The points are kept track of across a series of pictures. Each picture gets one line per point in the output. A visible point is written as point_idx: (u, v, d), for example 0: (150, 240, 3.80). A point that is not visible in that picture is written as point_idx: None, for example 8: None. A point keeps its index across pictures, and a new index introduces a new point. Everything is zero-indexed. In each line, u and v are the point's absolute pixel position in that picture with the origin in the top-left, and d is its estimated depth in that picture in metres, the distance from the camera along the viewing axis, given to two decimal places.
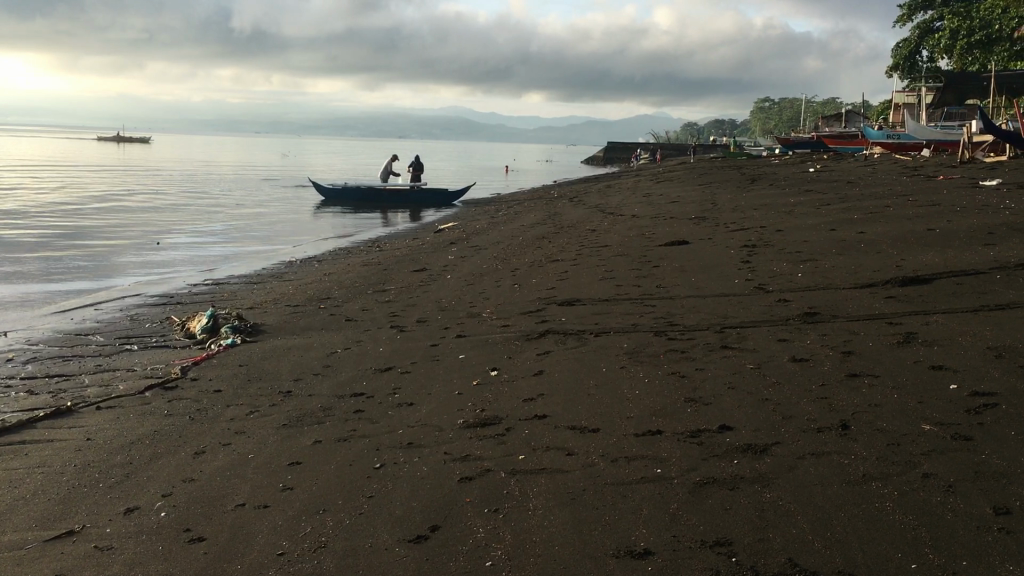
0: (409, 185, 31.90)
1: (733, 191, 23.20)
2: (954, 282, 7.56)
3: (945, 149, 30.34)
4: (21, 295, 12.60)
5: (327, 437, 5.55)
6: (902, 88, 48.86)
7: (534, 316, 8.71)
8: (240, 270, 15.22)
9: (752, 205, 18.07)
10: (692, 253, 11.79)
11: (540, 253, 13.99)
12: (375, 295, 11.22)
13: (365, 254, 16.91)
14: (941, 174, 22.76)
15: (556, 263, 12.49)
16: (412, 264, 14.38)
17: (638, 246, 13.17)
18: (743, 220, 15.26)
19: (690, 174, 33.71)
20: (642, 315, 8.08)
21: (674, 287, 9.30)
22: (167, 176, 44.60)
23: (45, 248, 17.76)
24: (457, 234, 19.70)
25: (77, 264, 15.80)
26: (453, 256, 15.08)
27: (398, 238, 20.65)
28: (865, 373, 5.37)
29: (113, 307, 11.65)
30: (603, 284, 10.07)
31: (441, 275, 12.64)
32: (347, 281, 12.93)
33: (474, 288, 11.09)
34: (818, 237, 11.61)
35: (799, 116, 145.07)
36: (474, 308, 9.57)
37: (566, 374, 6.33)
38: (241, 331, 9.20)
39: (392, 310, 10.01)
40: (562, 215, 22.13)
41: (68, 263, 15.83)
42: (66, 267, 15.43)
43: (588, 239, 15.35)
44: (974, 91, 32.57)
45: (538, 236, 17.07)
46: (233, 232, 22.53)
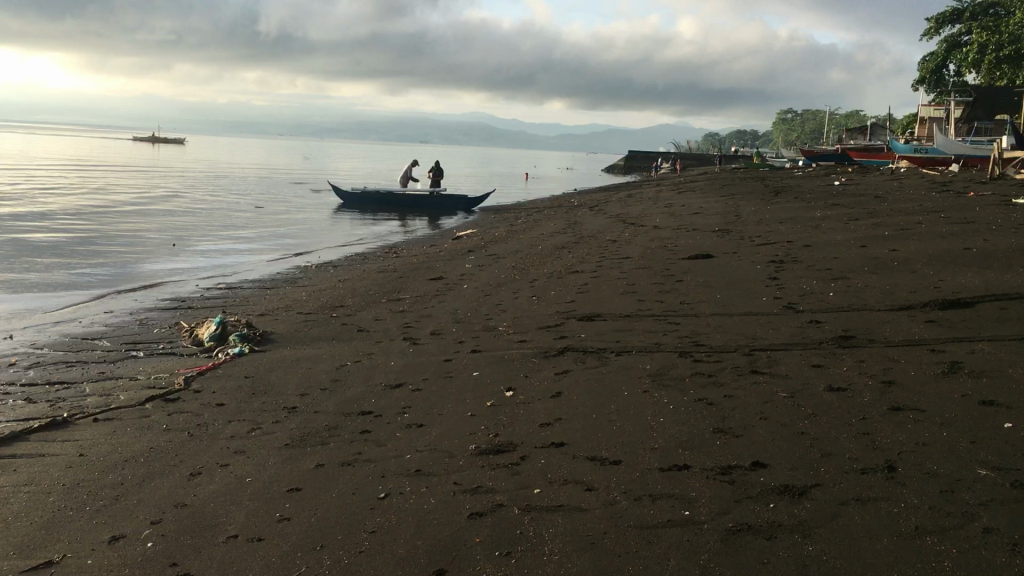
0: (429, 190, 31.62)
1: (757, 203, 22.74)
2: (997, 307, 7.15)
3: (974, 164, 29.71)
4: (31, 297, 12.35)
5: (330, 462, 5.22)
6: (929, 102, 48.16)
7: (553, 331, 8.35)
8: (254, 275, 14.94)
9: (777, 219, 17.63)
10: (718, 268, 11.40)
11: (560, 264, 13.62)
12: (389, 305, 10.89)
13: (382, 261, 16.60)
14: (972, 190, 22.22)
15: (577, 275, 12.12)
16: (428, 272, 14.06)
17: (661, 259, 12.78)
18: (770, 234, 14.84)
19: (713, 185, 33.25)
20: (666, 333, 7.71)
21: (700, 304, 8.92)
22: (187, 177, 44.53)
23: (59, 250, 17.56)
24: (475, 241, 19.37)
25: (89, 267, 15.58)
26: (471, 264, 14.73)
27: (415, 244, 20.35)
28: (909, 406, 4.99)
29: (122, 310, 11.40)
30: (624, 298, 9.70)
31: (457, 285, 12.31)
32: (362, 289, 12.61)
33: (491, 299, 10.74)
34: (848, 255, 11.18)
35: (822, 128, 144.01)
36: (490, 321, 9.23)
37: (586, 397, 5.98)
38: (249, 340, 8.88)
39: (406, 321, 9.68)
40: (583, 224, 21.75)
41: (80, 266, 15.61)
42: (78, 270, 15.19)
43: (609, 249, 14.97)
44: (1004, 105, 31.94)
45: (559, 246, 16.71)
46: (250, 236, 22.32)
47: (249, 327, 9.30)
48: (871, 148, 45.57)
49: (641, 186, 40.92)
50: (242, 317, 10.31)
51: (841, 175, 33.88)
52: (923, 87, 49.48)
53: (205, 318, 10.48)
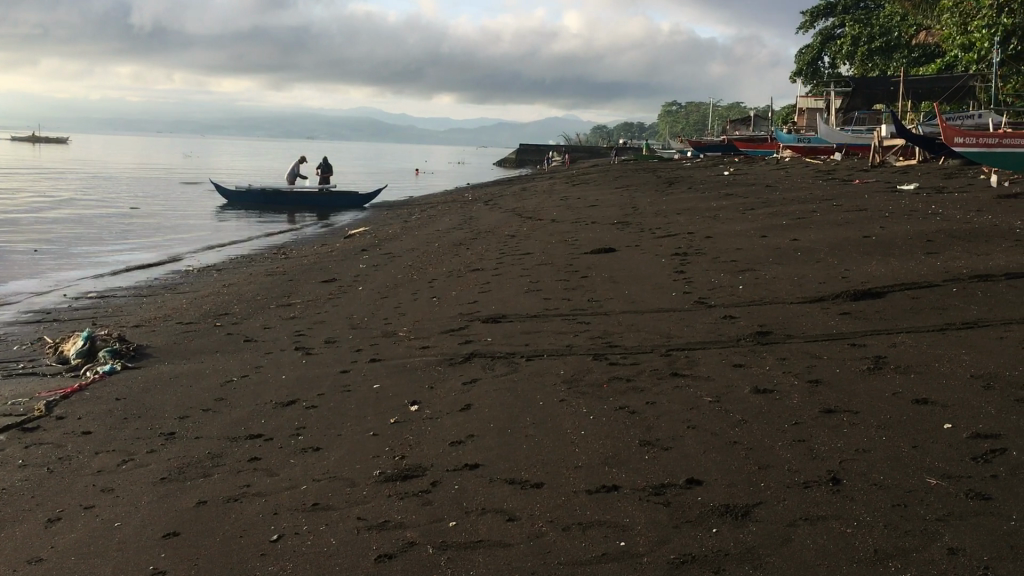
0: (318, 187, 30.64)
1: (651, 195, 22.73)
2: (909, 296, 7.02)
3: (855, 153, 30.58)
4: None
5: (214, 498, 4.63)
6: (806, 93, 49.62)
7: (456, 336, 7.87)
8: (130, 281, 13.94)
9: (673, 210, 17.54)
10: (621, 262, 11.13)
11: (458, 262, 13.13)
12: (279, 311, 10.21)
13: (270, 262, 15.79)
14: (856, 178, 22.75)
15: (477, 273, 11.68)
16: (320, 274, 13.38)
17: (562, 255, 12.44)
18: (668, 226, 14.72)
19: (606, 177, 33.27)
20: (576, 334, 7.33)
21: (608, 301, 8.59)
22: (58, 179, 42.04)
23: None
24: (368, 240, 18.69)
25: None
26: (365, 264, 14.10)
27: (305, 244, 19.51)
28: (841, 407, 4.71)
29: None
30: (528, 298, 9.29)
31: (351, 287, 11.68)
32: (249, 294, 11.85)
33: (388, 301, 10.18)
34: (750, 246, 11.07)
35: (705, 120, 147.62)
36: (389, 325, 8.68)
37: (497, 409, 5.53)
38: (121, 356, 8.10)
39: (298, 328, 9.04)
40: (478, 220, 21.32)
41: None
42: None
43: (508, 245, 14.59)
44: (879, 96, 33.00)
45: (455, 243, 16.21)
46: (127, 240, 21.02)
47: (121, 341, 8.50)
48: (755, 138, 46.63)
49: (534, 179, 40.74)
50: (116, 331, 9.47)
51: (729, 166, 34.45)
52: (801, 80, 50.91)
53: (73, 332, 9.58)
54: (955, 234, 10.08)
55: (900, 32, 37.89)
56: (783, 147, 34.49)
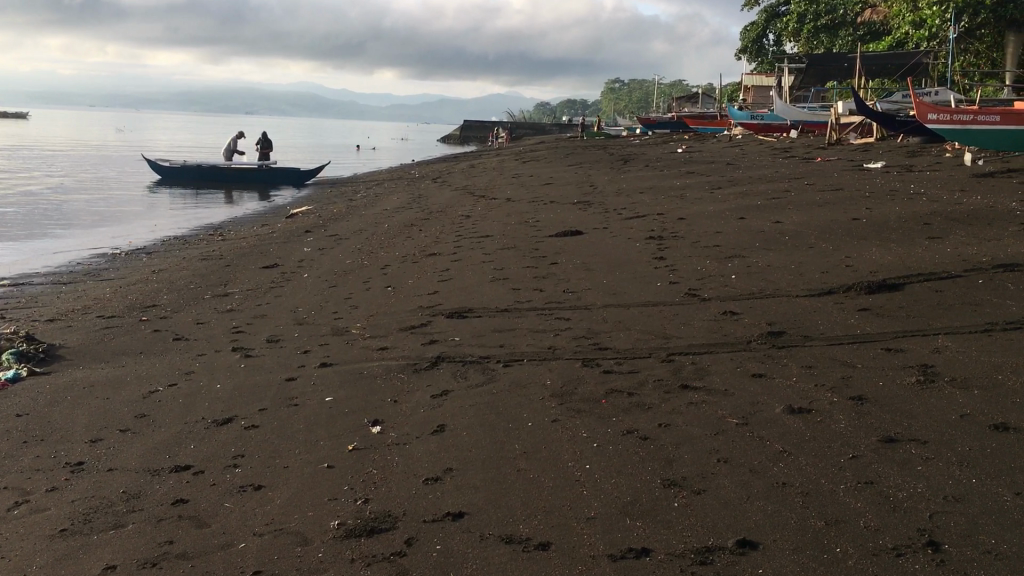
0: (258, 163, 29.18)
1: (609, 172, 21.88)
2: (931, 289, 6.26)
3: (810, 131, 30.12)
4: None
5: (127, 561, 3.62)
6: (752, 70, 49.22)
7: (419, 335, 6.89)
8: (49, 267, 12.61)
9: (635, 189, 16.70)
10: (592, 246, 10.25)
11: (412, 246, 12.12)
12: (215, 302, 9.10)
13: (206, 245, 14.57)
14: (817, 155, 22.19)
15: (434, 259, 10.70)
16: (261, 258, 12.25)
17: (525, 238, 11.51)
18: (634, 206, 13.87)
19: (558, 153, 32.38)
20: (557, 333, 6.42)
21: (585, 293, 7.69)
22: None
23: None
24: (312, 220, 17.51)
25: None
26: (310, 248, 12.98)
27: (244, 224, 18.23)
28: (903, 435, 3.88)
29: None
30: (495, 289, 8.36)
31: (296, 274, 10.60)
32: (181, 282, 10.68)
33: (337, 291, 9.14)
34: (730, 229, 10.27)
35: (649, 98, 147.47)
36: (342, 321, 7.67)
37: (480, 433, 4.60)
38: (26, 359, 6.94)
39: (236, 324, 7.97)
40: (428, 198, 20.22)
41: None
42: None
43: (464, 227, 13.63)
44: (831, 73, 32.56)
45: (406, 224, 15.17)
46: (51, 220, 19.49)
47: (28, 340, 7.33)
48: (704, 115, 46.14)
49: (483, 156, 39.57)
50: (25, 327, 8.27)
51: (681, 143, 33.80)
52: (746, 57, 50.49)
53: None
54: (950, 217, 9.40)
55: (846, 10, 37.46)
56: (736, 124, 33.93)
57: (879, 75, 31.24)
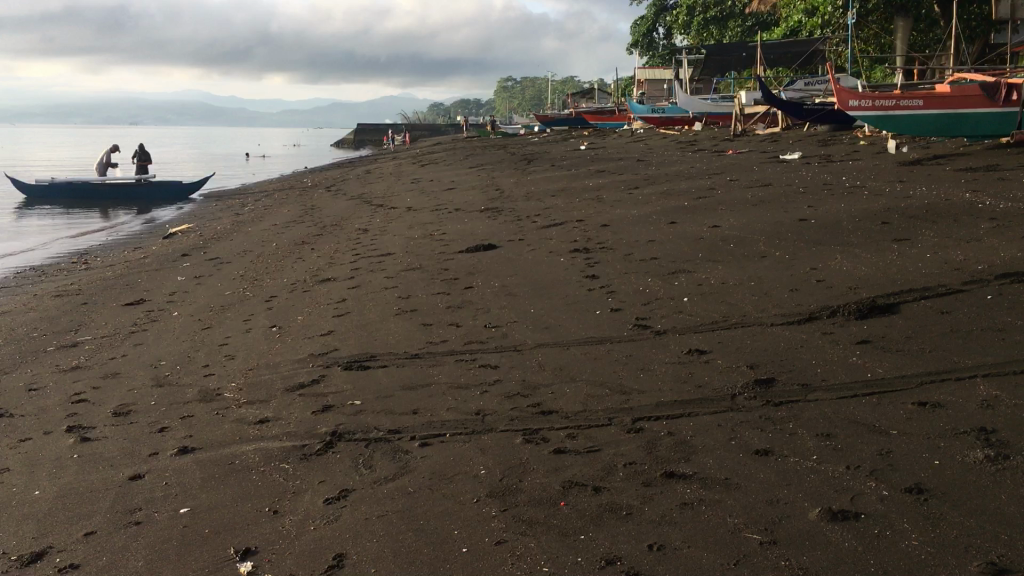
0: (134, 177, 26.93)
1: (514, 174, 20.67)
2: (934, 310, 5.18)
3: (714, 123, 29.55)
4: None
5: None
6: (645, 64, 48.85)
7: (309, 396, 5.45)
8: None
9: (546, 192, 15.49)
10: (511, 263, 8.96)
11: (302, 269, 10.59)
12: (56, 356, 7.42)
13: (65, 277, 12.70)
14: (727, 148, 21.47)
15: (328, 285, 9.22)
16: (126, 292, 10.51)
17: (432, 254, 10.14)
18: (549, 211, 12.63)
19: (457, 155, 31.02)
20: (485, 392, 5.07)
21: (512, 330, 6.37)
22: None
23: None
24: (191, 241, 15.71)
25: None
26: (185, 276, 11.28)
27: (115, 249, 16.31)
28: (1014, 562, 2.70)
29: None
30: (400, 325, 6.97)
31: (163, 312, 8.96)
32: (22, 328, 8.89)
33: (209, 335, 7.58)
34: (663, 237, 9.13)
35: (542, 96, 147.30)
36: (211, 378, 6.15)
37: (396, 571, 3.22)
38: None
39: (77, 387, 6.33)
40: (320, 210, 18.60)
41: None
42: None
43: (361, 243, 12.15)
44: (729, 63, 32.09)
45: (296, 241, 13.59)
46: None
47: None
48: (601, 110, 45.45)
49: (378, 160, 37.89)
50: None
51: (583, 139, 32.88)
52: (637, 51, 49.97)
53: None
54: (906, 214, 8.45)
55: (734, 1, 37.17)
56: (637, 118, 33.23)
57: (776, 64, 30.90)
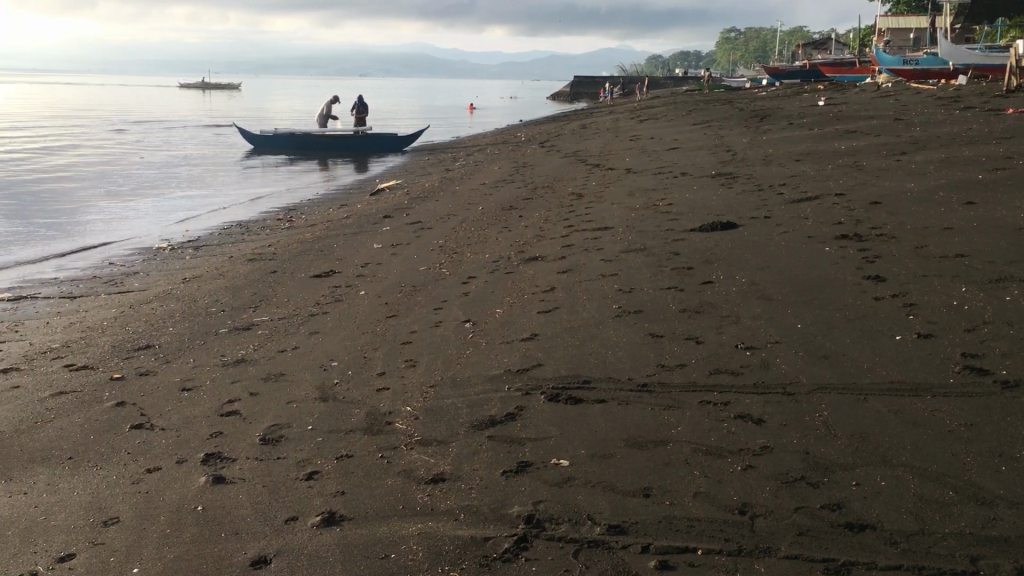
0: (353, 129, 26.84)
1: (746, 132, 18.50)
2: None
3: (980, 76, 25.73)
4: None
5: None
6: (891, 11, 44.26)
7: (502, 442, 4.08)
8: (76, 269, 10.30)
9: (789, 155, 13.44)
10: (756, 249, 7.24)
11: (509, 241, 9.31)
12: (225, 342, 6.44)
13: (268, 237, 12.09)
14: (1005, 105, 18.21)
15: (535, 266, 7.84)
16: (322, 259, 9.63)
17: (657, 232, 8.54)
18: (797, 180, 10.67)
19: (680, 109, 28.83)
20: (750, 469, 3.49)
21: (776, 355, 4.71)
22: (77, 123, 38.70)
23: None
24: (397, 200, 14.84)
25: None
26: (383, 243, 10.31)
27: (325, 205, 15.78)
28: None
29: None
30: (623, 334, 5.46)
31: (351, 289, 7.88)
32: (207, 299, 8.11)
33: (393, 327, 6.38)
34: (960, 223, 7.09)
35: (767, 49, 139.83)
36: (384, 397, 4.89)
37: None
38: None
39: (233, 393, 5.25)
40: (532, 168, 17.37)
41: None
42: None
43: (575, 211, 10.73)
44: (1001, 9, 27.91)
45: (505, 205, 12.37)
46: (118, 196, 17.44)
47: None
48: (840, 62, 41.51)
49: (594, 114, 36.19)
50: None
51: (822, 93, 29.77)
52: None
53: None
54: None
55: None
56: (884, 71, 29.66)
57: None
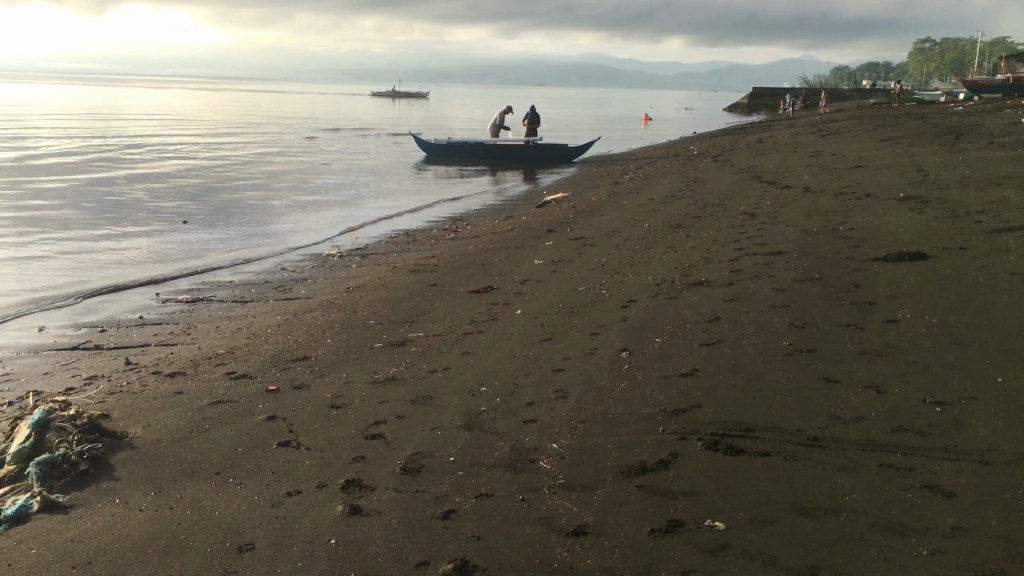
0: (524, 139, 26.94)
1: (939, 151, 17.21)
2: None
3: None
4: None
5: None
6: None
7: (652, 495, 3.76)
8: (251, 273, 10.70)
9: (989, 177, 12.34)
10: (950, 285, 6.55)
11: (674, 263, 8.92)
12: (379, 358, 6.40)
13: (433, 247, 12.18)
14: None
15: (699, 292, 7.42)
16: (482, 274, 9.55)
17: (836, 260, 7.93)
18: (998, 206, 9.72)
19: (866, 125, 27.29)
20: (938, 555, 3.02)
21: (972, 414, 4.15)
22: (267, 130, 40.93)
23: (18, 231, 13.62)
24: (563, 213, 14.67)
25: (24, 257, 11.53)
26: (544, 259, 10.13)
27: (492, 215, 15.82)
28: None
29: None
30: (792, 376, 5.00)
31: (508, 308, 7.72)
32: (367, 311, 8.16)
33: (546, 352, 6.14)
34: None
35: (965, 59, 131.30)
36: (531, 430, 4.65)
37: None
38: (48, 480, 4.42)
39: (380, 414, 5.16)
40: (703, 184, 16.81)
41: (15, 257, 11.60)
42: (5, 263, 11.17)
43: (747, 232, 10.19)
44: None
45: (673, 223, 11.95)
46: (297, 202, 18.18)
47: (70, 433, 4.86)
48: None
49: (772, 127, 34.91)
50: (113, 392, 5.92)
51: None
52: None
53: (59, 388, 6.16)
54: None
55: None
56: None
57: None
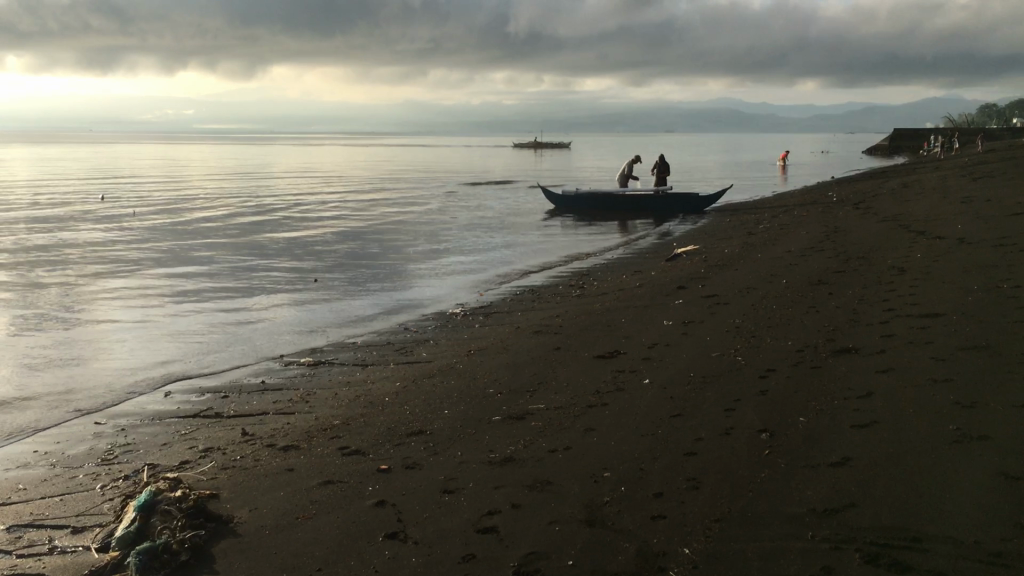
0: (653, 189, 26.43)
1: None
2: None
3: None
4: (45, 391, 8.65)
5: None
6: None
7: None
8: (375, 335, 10.61)
9: None
10: None
11: (816, 325, 8.25)
12: (496, 434, 6.04)
13: (559, 306, 11.84)
14: None
15: (847, 360, 6.77)
16: (610, 336, 9.11)
17: (1002, 323, 7.12)
18: None
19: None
20: None
21: None
22: (401, 186, 41.83)
23: (160, 298, 14.06)
24: (694, 268, 14.10)
25: (163, 325, 11.82)
26: (674, 319, 9.62)
27: (620, 270, 15.39)
28: None
29: (125, 421, 7.33)
30: (963, 470, 4.34)
31: (635, 377, 7.24)
32: (487, 377, 7.84)
33: (677, 430, 5.63)
34: None
35: None
36: (659, 528, 4.17)
37: None
38: (148, 571, 4.22)
39: (495, 502, 4.77)
40: (844, 234, 15.92)
41: (154, 324, 11.91)
42: (144, 331, 11.46)
43: (897, 289, 9.40)
44: None
45: (813, 278, 11.23)
46: (426, 261, 18.25)
47: (176, 517, 4.69)
48: None
49: (919, 170, 33.19)
50: (226, 468, 5.76)
51: None
52: None
53: (175, 461, 6.06)
54: None
55: None
56: None
57: None
